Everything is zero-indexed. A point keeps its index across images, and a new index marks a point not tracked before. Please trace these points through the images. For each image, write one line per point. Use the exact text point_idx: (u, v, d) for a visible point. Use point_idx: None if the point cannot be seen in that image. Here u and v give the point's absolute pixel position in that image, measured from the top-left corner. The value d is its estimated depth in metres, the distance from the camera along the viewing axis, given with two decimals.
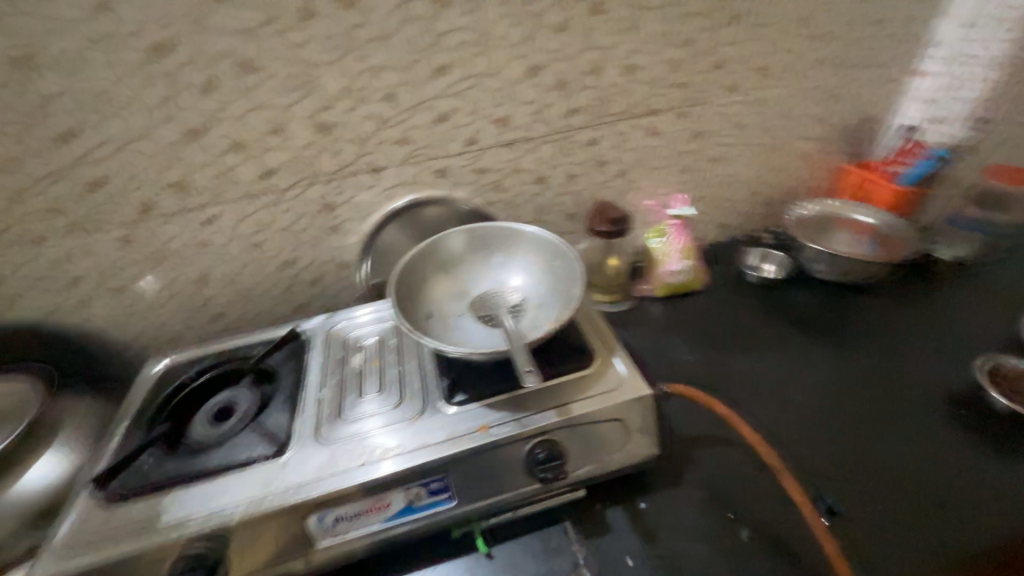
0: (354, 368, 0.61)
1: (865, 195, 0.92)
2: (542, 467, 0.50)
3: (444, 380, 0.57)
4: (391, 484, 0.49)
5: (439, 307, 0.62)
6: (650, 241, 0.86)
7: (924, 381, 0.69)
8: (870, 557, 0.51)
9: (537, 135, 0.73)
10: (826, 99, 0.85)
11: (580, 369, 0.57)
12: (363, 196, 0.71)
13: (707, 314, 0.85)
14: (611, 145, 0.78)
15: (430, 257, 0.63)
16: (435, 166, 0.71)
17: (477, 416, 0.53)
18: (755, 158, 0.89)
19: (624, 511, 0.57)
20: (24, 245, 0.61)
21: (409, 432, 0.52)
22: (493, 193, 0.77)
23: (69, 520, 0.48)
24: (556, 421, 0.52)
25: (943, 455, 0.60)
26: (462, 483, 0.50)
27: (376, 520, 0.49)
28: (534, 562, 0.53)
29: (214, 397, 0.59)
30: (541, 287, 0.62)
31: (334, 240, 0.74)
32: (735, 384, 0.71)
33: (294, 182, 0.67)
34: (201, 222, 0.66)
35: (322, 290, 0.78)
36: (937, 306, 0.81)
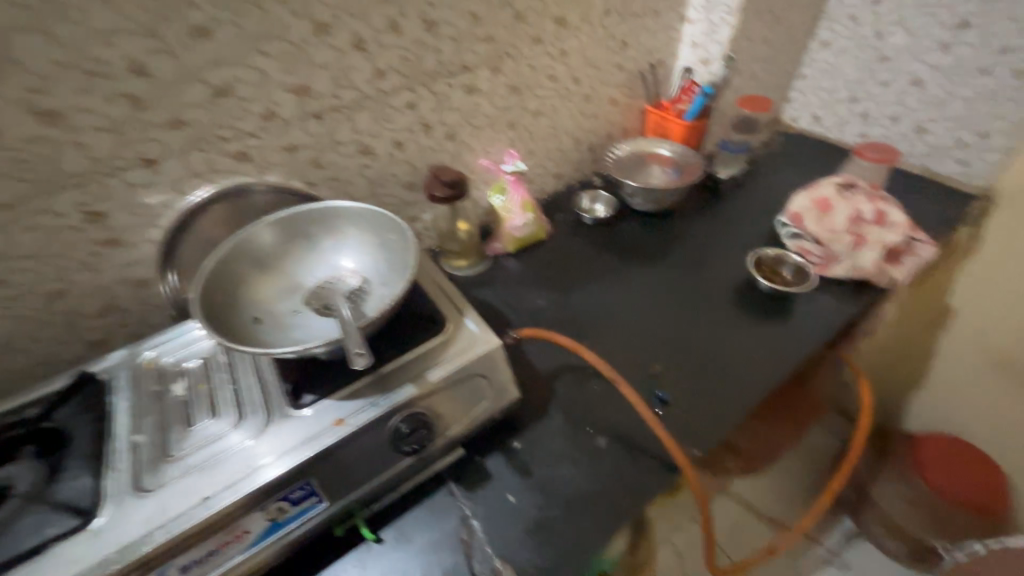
0: (174, 397, 0.52)
1: (664, 132, 1.06)
2: (408, 440, 0.51)
3: (287, 383, 0.53)
4: (244, 510, 0.44)
5: (267, 307, 0.55)
6: (493, 200, 0.89)
7: (718, 279, 0.86)
8: (689, 428, 0.64)
9: (348, 103, 0.68)
10: (620, 47, 0.94)
11: (433, 337, 0.57)
12: (141, 197, 0.58)
13: (555, 259, 0.92)
14: (432, 107, 0.76)
15: (243, 255, 0.56)
16: (231, 150, 0.61)
17: (331, 411, 0.50)
18: (572, 108, 0.95)
19: (501, 455, 0.61)
20: None
21: (256, 450, 0.47)
22: (314, 172, 0.70)
23: None
24: (415, 393, 0.52)
25: (733, 335, 0.77)
26: (330, 482, 0.48)
27: (237, 552, 0.44)
28: (425, 530, 0.55)
29: None
30: (379, 266, 0.60)
31: (117, 256, 0.60)
32: (583, 316, 0.80)
33: (27, 192, 0.51)
34: None
35: (120, 318, 0.64)
36: (723, 216, 1.00)
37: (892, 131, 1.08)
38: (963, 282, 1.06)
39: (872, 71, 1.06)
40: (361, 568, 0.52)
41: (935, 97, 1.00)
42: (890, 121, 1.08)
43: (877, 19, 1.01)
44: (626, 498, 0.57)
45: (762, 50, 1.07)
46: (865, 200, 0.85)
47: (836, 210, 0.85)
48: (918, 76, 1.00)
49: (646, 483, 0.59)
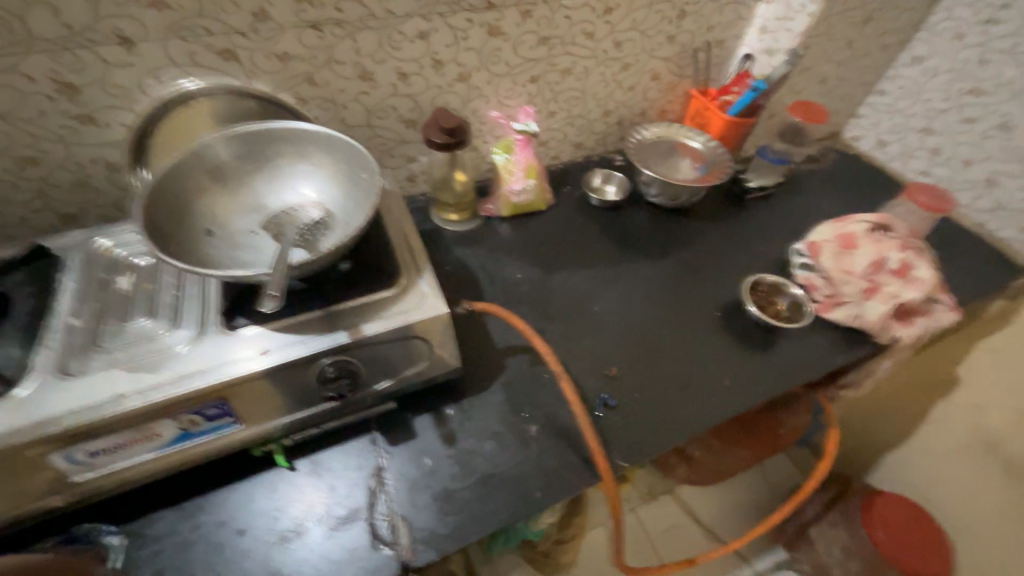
0: (118, 290, 0.53)
1: (703, 122, 0.97)
2: (331, 384, 0.51)
3: (225, 301, 0.52)
4: (153, 415, 0.45)
5: (223, 223, 0.54)
6: (496, 157, 0.84)
7: (710, 293, 0.81)
8: (626, 436, 0.62)
9: (352, 20, 0.62)
10: (675, 16, 0.83)
11: (381, 289, 0.55)
12: (119, 78, 0.56)
13: (548, 234, 0.88)
14: (447, 42, 0.70)
15: (208, 162, 0.54)
16: (217, 47, 0.58)
17: (261, 338, 0.50)
18: (607, 74, 0.87)
19: (430, 417, 0.61)
20: None
21: (179, 360, 0.47)
22: (307, 89, 0.66)
23: None
24: (346, 341, 0.51)
25: (705, 356, 0.72)
26: (246, 407, 0.49)
27: (146, 450, 0.47)
28: (337, 469, 0.56)
29: None
30: (345, 203, 0.57)
31: (91, 134, 0.59)
32: (557, 300, 0.77)
33: None
34: None
35: (94, 197, 0.64)
36: (739, 228, 0.92)
37: (957, 176, 0.96)
38: (979, 354, 0.98)
39: (958, 102, 0.92)
40: (269, 489, 0.54)
41: (1018, 149, 0.86)
42: (959, 163, 0.95)
43: (984, 41, 0.86)
44: (540, 489, 0.56)
45: (840, 52, 0.93)
46: (895, 245, 0.77)
47: (858, 251, 0.78)
48: (1009, 119, 0.86)
49: (566, 480, 0.57)
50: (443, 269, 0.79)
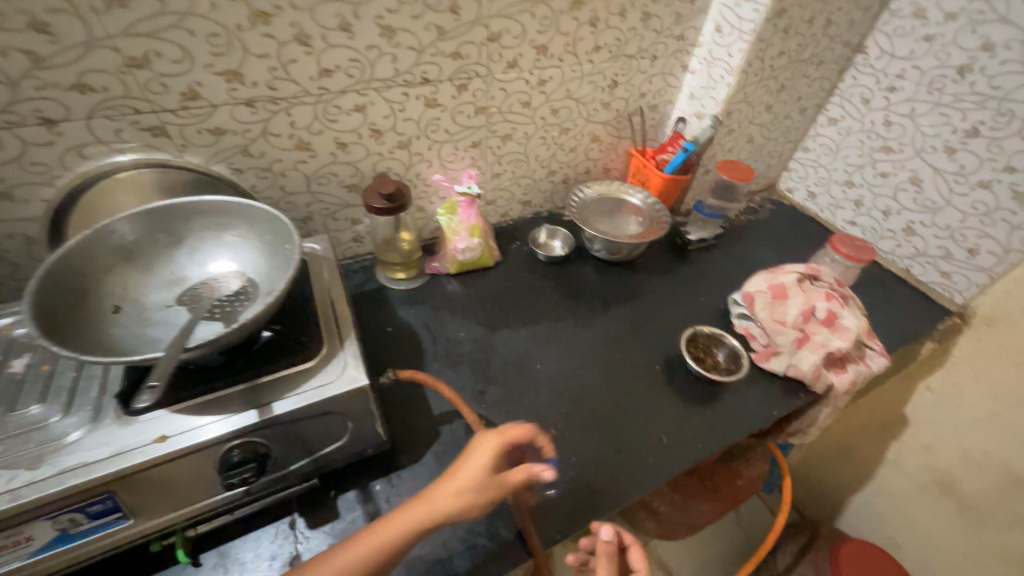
0: (13, 374, 0.50)
1: (644, 179, 1.02)
2: (237, 470, 0.48)
3: (126, 381, 0.50)
4: (25, 517, 0.41)
5: (133, 299, 0.52)
6: (442, 218, 0.85)
7: (651, 347, 0.82)
8: (551, 510, 0.59)
9: (285, 96, 0.64)
10: (608, 85, 0.89)
11: (300, 362, 0.53)
12: (39, 157, 0.56)
13: (494, 290, 0.88)
14: (384, 114, 0.72)
15: (118, 237, 0.53)
16: (146, 124, 0.58)
17: (159, 423, 0.47)
18: (547, 137, 0.91)
19: (355, 495, 0.58)
20: None
21: (64, 451, 0.44)
22: (242, 160, 0.67)
23: None
24: (254, 422, 0.49)
25: (644, 413, 0.72)
26: (138, 499, 0.46)
27: (17, 556, 0.43)
28: (250, 560, 0.52)
29: None
30: (267, 272, 0.57)
31: (8, 210, 0.58)
32: (500, 359, 0.77)
33: None
34: None
35: (10, 269, 0.62)
36: (681, 279, 0.96)
37: (880, 226, 1.03)
38: (923, 396, 1.00)
39: (873, 159, 1.00)
40: None
41: (928, 202, 0.93)
42: (880, 214, 1.02)
43: (889, 106, 0.95)
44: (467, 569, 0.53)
45: (762, 116, 1.01)
46: (823, 295, 0.80)
47: (789, 301, 0.80)
48: (917, 175, 0.93)
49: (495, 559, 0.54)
50: (384, 331, 0.78)
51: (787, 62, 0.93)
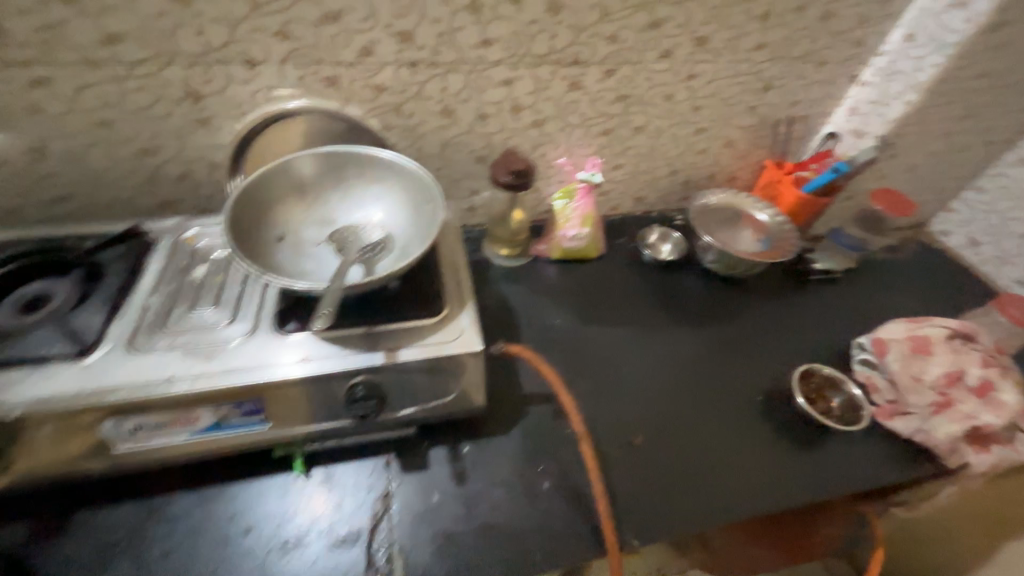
0: (194, 279, 0.58)
1: (774, 194, 0.94)
2: (359, 404, 0.52)
3: (280, 304, 0.56)
4: (197, 401, 0.48)
5: (292, 232, 0.58)
6: (556, 202, 0.85)
7: (753, 373, 0.77)
8: (630, 512, 0.59)
9: (445, 63, 0.66)
10: (761, 87, 0.82)
11: (423, 317, 0.56)
12: (236, 93, 0.63)
13: (594, 283, 0.87)
14: (528, 91, 0.73)
15: (287, 176, 0.59)
16: (324, 74, 0.64)
17: (303, 347, 0.52)
18: (681, 135, 0.86)
19: (446, 451, 0.61)
20: None
21: (230, 353, 0.51)
22: (392, 119, 0.71)
23: None
24: (379, 363, 0.52)
25: (738, 442, 0.68)
26: (277, 408, 0.52)
27: (182, 433, 0.50)
28: (350, 485, 0.57)
29: (27, 287, 0.54)
30: (407, 228, 0.60)
31: (202, 136, 0.66)
32: (593, 352, 0.76)
33: (148, 59, 0.58)
34: (29, 85, 0.57)
35: (192, 187, 0.71)
36: (797, 308, 0.88)
37: None
38: None
39: None
40: (282, 493, 0.56)
41: None
42: None
43: None
44: (541, 548, 0.54)
45: (936, 143, 0.88)
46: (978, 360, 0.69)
47: (933, 359, 0.71)
48: None
49: (568, 547, 0.55)
50: (485, 303, 0.80)
51: (986, 84, 0.80)
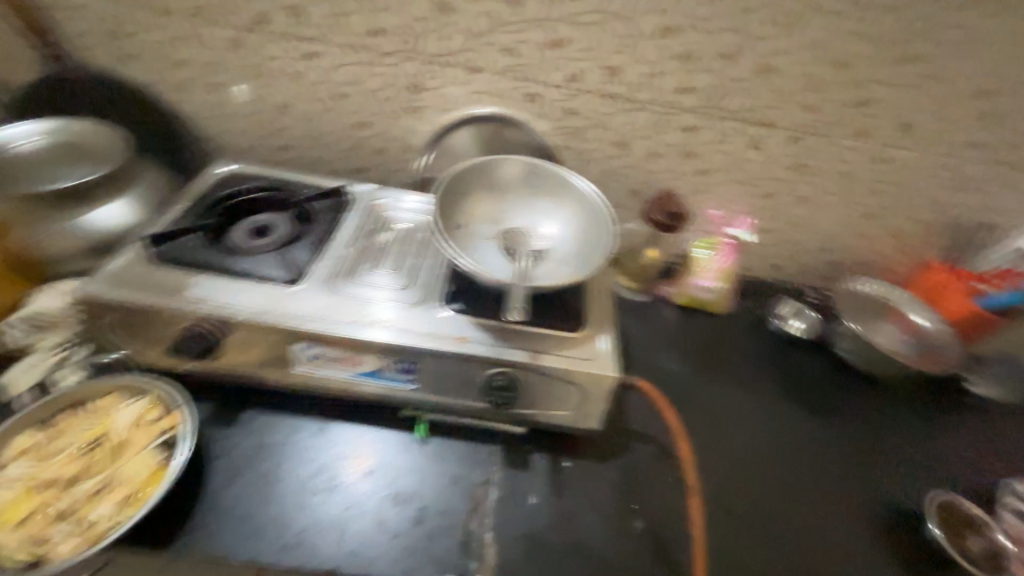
0: (380, 242, 0.66)
1: (936, 298, 0.84)
2: (498, 393, 0.56)
3: (447, 284, 0.62)
4: (371, 347, 0.55)
5: (475, 222, 0.64)
6: (696, 250, 0.85)
7: (875, 484, 0.70)
8: None
9: (638, 101, 0.70)
10: (954, 187, 0.77)
11: (568, 330, 0.59)
12: (450, 93, 0.71)
13: (713, 340, 0.85)
14: (706, 141, 0.74)
15: (483, 172, 0.66)
16: (528, 90, 0.70)
17: (461, 326, 0.58)
18: (847, 217, 0.82)
19: (547, 460, 0.63)
20: (169, 17, 0.68)
21: (404, 315, 0.57)
22: (570, 141, 0.75)
23: (124, 259, 0.57)
24: (523, 360, 0.56)
25: (848, 552, 0.62)
26: (425, 375, 0.57)
27: (346, 370, 0.57)
28: (456, 464, 0.61)
29: (256, 215, 0.65)
30: (574, 246, 0.63)
31: (408, 121, 0.75)
32: (700, 408, 0.74)
33: (395, 51, 0.68)
34: (301, 54, 0.70)
35: (381, 161, 0.81)
36: (937, 430, 0.79)
37: None
38: None
39: None
40: (400, 449, 0.61)
41: None
42: None
43: None
44: None
45: None
46: None
47: None
48: None
49: None
50: None
51: None
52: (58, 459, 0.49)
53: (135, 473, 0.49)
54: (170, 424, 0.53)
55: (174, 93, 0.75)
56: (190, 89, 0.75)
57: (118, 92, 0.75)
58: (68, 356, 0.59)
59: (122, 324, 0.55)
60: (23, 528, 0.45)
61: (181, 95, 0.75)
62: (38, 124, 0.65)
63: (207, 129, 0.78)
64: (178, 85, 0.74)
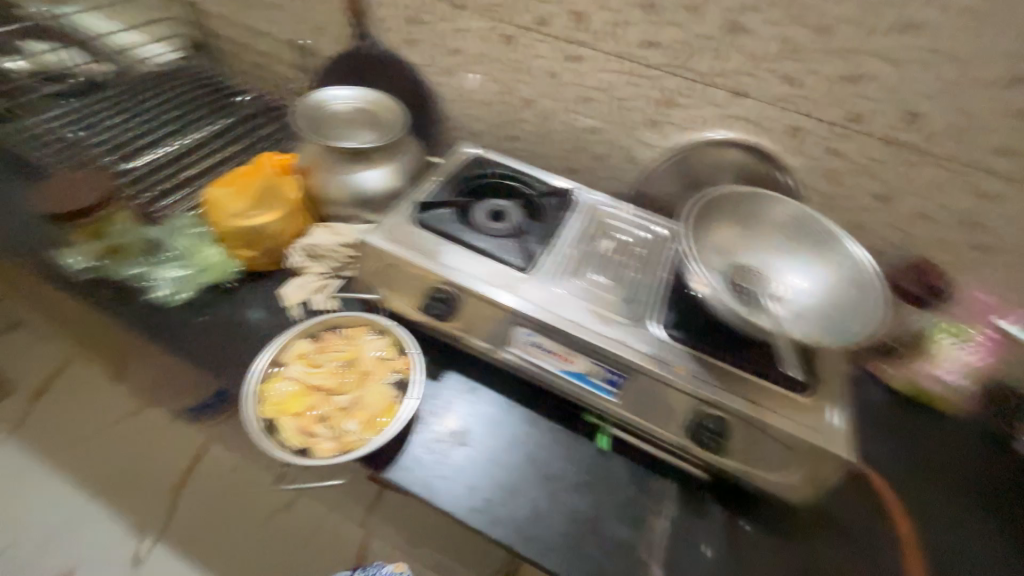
0: (602, 249, 0.66)
1: None
2: (709, 436, 0.53)
3: (667, 308, 0.60)
4: (589, 352, 0.57)
5: (716, 248, 0.61)
6: (938, 334, 0.67)
7: None
8: None
9: (928, 154, 0.61)
10: None
11: (795, 392, 0.54)
12: (702, 113, 0.70)
13: (954, 450, 0.64)
14: (1007, 214, 0.61)
15: (736, 202, 0.63)
16: (792, 123, 0.65)
17: (680, 356, 0.56)
18: None
19: (726, 516, 0.58)
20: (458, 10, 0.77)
21: (623, 328, 0.57)
22: (820, 183, 0.68)
23: (393, 218, 0.66)
24: (743, 410, 0.52)
25: None
26: (632, 393, 0.57)
27: (556, 365, 0.59)
28: (633, 485, 0.59)
29: (495, 200, 0.70)
30: (826, 303, 0.56)
31: (643, 133, 0.75)
32: (931, 535, 0.56)
33: (661, 65, 0.68)
34: (564, 56, 0.73)
35: (599, 167, 0.82)
36: None
37: None
38: None
39: None
40: (581, 454, 0.61)
41: None
42: None
43: None
44: None
45: None
46: None
47: None
48: None
49: None
50: None
51: None
52: (322, 369, 0.60)
53: (376, 401, 0.58)
54: (404, 367, 0.61)
55: (439, 76, 0.85)
56: (454, 75, 0.84)
57: (396, 70, 0.87)
58: (327, 285, 0.71)
59: (384, 273, 0.65)
60: (298, 418, 0.55)
61: (445, 79, 0.85)
62: (347, 89, 0.77)
63: (455, 111, 0.88)
64: (445, 70, 0.84)
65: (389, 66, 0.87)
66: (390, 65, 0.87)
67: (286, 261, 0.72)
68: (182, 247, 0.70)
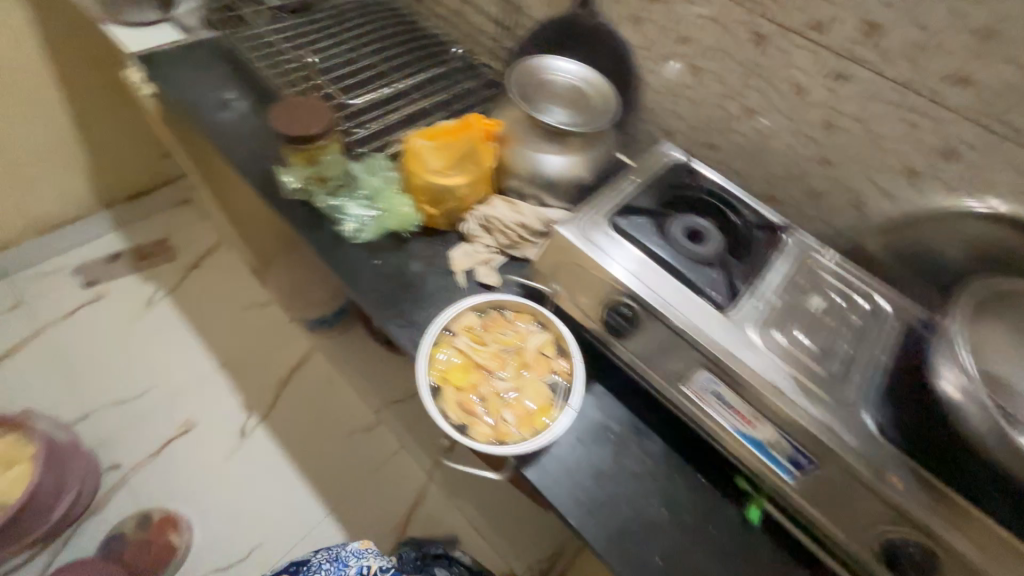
0: (812, 307, 0.58)
1: None
2: (907, 561, 0.47)
3: (884, 398, 0.51)
4: (781, 422, 0.51)
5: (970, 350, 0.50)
6: None
7: None
8: None
9: None
10: None
11: None
12: (987, 177, 0.57)
13: None
14: None
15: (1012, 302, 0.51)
16: None
17: (892, 461, 0.48)
18: None
19: None
20: None
21: (828, 408, 0.50)
22: None
23: (588, 213, 0.62)
24: (962, 550, 0.45)
25: None
26: (818, 482, 0.50)
27: (732, 424, 0.54)
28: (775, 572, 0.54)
29: (696, 218, 0.64)
30: None
31: (889, 180, 0.64)
32: None
33: (957, 108, 0.56)
34: (825, 72, 0.63)
35: (809, 201, 0.72)
36: None
37: None
38: None
39: None
40: (722, 519, 0.57)
41: None
42: None
43: None
44: None
45: None
46: None
47: None
48: None
49: None
50: None
51: None
52: (486, 349, 0.59)
53: (533, 398, 0.57)
54: (565, 371, 0.58)
55: (654, 61, 0.78)
56: (673, 63, 0.76)
57: (607, 46, 0.81)
58: (493, 259, 0.72)
59: (564, 268, 0.62)
60: (460, 393, 0.56)
61: (660, 65, 0.77)
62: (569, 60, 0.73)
63: (657, 101, 0.81)
64: (664, 55, 0.76)
65: (600, 39, 0.81)
66: (602, 38, 0.81)
67: (460, 226, 0.73)
68: (373, 184, 0.72)
